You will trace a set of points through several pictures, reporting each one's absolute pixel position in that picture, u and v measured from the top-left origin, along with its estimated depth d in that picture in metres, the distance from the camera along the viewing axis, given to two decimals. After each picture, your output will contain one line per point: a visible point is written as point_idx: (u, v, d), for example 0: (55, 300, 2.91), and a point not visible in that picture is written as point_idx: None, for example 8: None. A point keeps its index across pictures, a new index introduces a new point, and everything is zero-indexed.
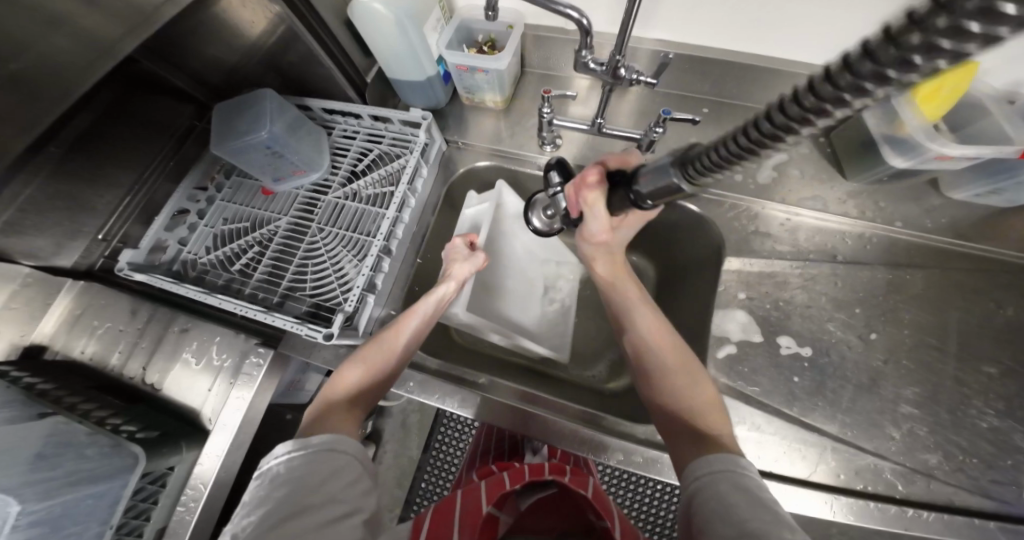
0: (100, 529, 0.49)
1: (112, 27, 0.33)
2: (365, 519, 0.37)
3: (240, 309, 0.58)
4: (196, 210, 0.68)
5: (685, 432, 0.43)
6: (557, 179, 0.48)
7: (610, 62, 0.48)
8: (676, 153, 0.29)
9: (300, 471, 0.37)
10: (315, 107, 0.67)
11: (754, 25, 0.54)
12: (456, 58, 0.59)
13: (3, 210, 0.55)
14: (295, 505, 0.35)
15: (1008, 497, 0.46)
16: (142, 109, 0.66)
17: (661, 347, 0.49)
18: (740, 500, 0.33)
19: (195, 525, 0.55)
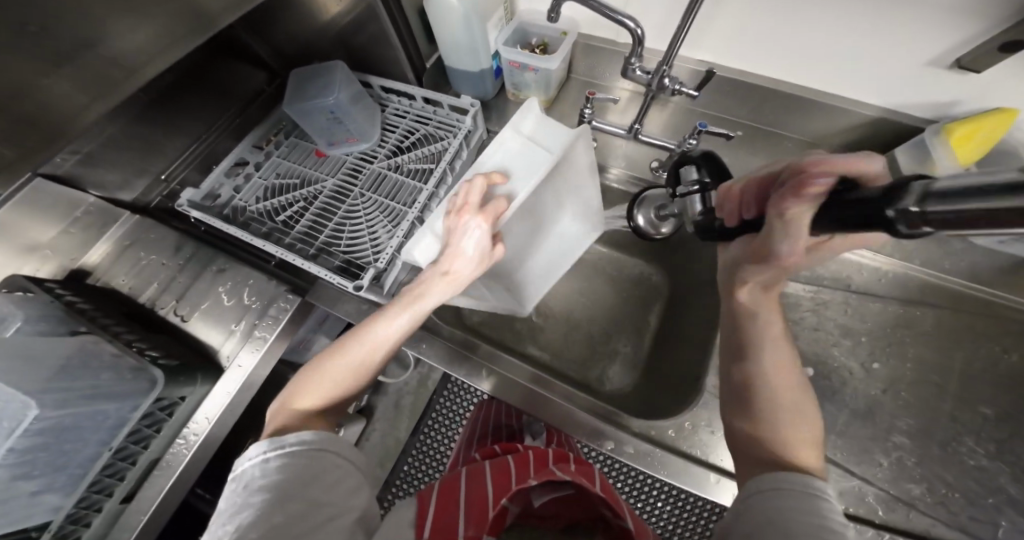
0: (98, 450, 0.51)
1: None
2: (354, 519, 0.41)
3: (280, 254, 0.63)
4: (253, 162, 0.74)
5: (758, 453, 0.42)
6: (698, 175, 0.50)
7: (657, 72, 0.51)
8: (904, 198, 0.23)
9: (277, 476, 0.40)
10: (375, 84, 0.72)
11: (795, 58, 0.57)
12: (511, 54, 0.64)
13: (91, 140, 0.62)
14: (283, 508, 0.38)
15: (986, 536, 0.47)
16: (221, 74, 0.74)
17: (778, 381, 0.45)
18: (802, 517, 0.35)
19: (190, 460, 0.57)
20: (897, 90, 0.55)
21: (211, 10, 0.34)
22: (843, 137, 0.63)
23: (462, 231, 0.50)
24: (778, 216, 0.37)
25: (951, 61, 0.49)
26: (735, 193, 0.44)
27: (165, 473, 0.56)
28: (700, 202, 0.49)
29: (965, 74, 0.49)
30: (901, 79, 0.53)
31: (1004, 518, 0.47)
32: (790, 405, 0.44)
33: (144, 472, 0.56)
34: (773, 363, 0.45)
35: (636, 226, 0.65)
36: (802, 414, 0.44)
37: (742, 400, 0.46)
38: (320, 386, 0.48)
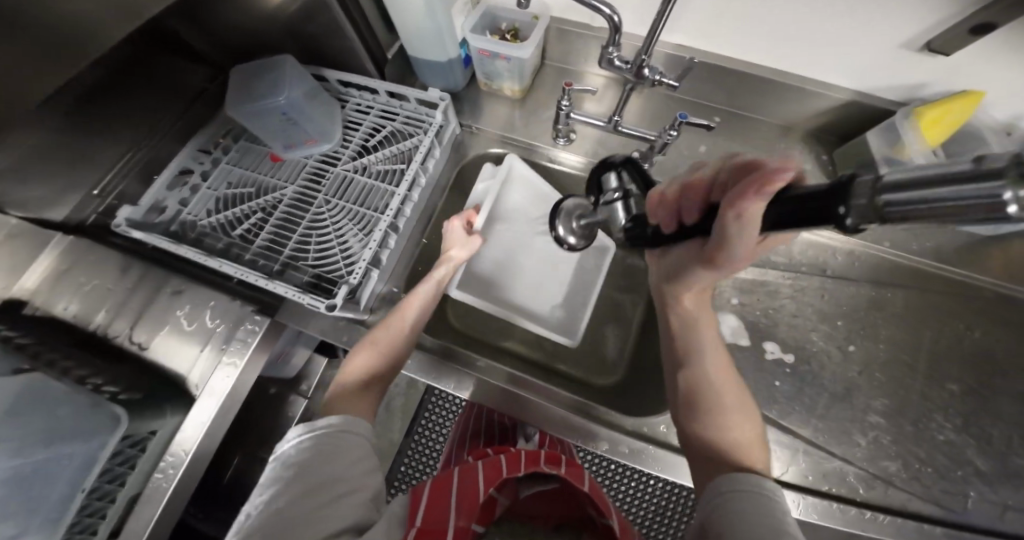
0: (69, 493, 0.45)
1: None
2: (372, 495, 0.40)
3: (240, 273, 0.58)
4: (200, 171, 0.67)
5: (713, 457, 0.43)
6: (615, 183, 0.48)
7: (635, 62, 0.48)
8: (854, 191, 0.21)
9: (309, 453, 0.40)
10: (331, 78, 0.66)
11: (773, 42, 0.55)
12: (480, 43, 0.60)
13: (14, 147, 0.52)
14: (305, 489, 0.37)
15: (955, 506, 0.52)
16: (161, 71, 0.65)
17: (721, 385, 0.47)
18: (754, 512, 0.36)
19: (172, 492, 0.52)
20: (871, 72, 0.54)
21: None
22: (818, 120, 0.63)
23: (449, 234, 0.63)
24: (719, 225, 0.31)
25: (921, 44, 0.48)
26: (668, 197, 0.39)
27: (149, 508, 0.51)
28: (623, 211, 0.47)
29: (935, 56, 0.49)
30: (875, 63, 0.53)
31: (972, 489, 0.52)
32: (737, 412, 0.46)
33: (126, 508, 0.51)
34: (716, 370, 0.48)
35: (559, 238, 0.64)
36: (744, 417, 0.46)
37: (691, 406, 0.47)
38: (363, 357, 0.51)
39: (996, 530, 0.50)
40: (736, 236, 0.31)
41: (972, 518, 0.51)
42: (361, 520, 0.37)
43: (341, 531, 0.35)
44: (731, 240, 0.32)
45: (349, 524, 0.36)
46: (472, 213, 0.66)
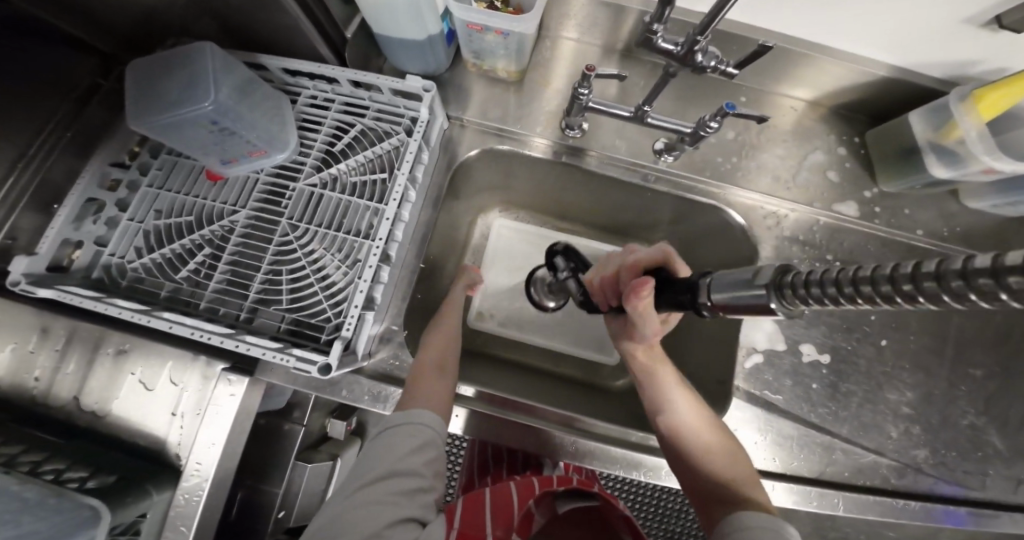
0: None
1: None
2: (434, 496, 0.44)
3: (197, 333, 0.47)
4: (114, 198, 0.52)
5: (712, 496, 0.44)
6: (563, 266, 0.56)
7: (687, 43, 0.37)
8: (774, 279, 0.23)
9: (389, 441, 0.45)
10: (272, 66, 0.51)
11: (816, 15, 0.47)
12: (468, 15, 0.47)
13: None
14: (381, 473, 0.42)
15: (973, 484, 0.55)
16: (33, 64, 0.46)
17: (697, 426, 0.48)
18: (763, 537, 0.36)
19: None
20: (921, 47, 0.47)
21: None
22: (850, 96, 0.56)
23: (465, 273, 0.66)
24: (634, 312, 0.40)
25: (988, 19, 0.41)
26: (596, 287, 0.48)
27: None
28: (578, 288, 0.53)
29: (1000, 33, 0.42)
30: (930, 42, 0.46)
31: (990, 467, 0.56)
32: (719, 443, 0.47)
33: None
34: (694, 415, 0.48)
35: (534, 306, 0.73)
36: (721, 437, 0.48)
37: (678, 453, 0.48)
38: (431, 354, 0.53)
39: (1006, 500, 0.55)
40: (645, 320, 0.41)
41: (986, 494, 0.55)
42: (417, 515, 0.41)
43: (401, 520, 0.40)
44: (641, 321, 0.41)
45: (411, 514, 0.41)
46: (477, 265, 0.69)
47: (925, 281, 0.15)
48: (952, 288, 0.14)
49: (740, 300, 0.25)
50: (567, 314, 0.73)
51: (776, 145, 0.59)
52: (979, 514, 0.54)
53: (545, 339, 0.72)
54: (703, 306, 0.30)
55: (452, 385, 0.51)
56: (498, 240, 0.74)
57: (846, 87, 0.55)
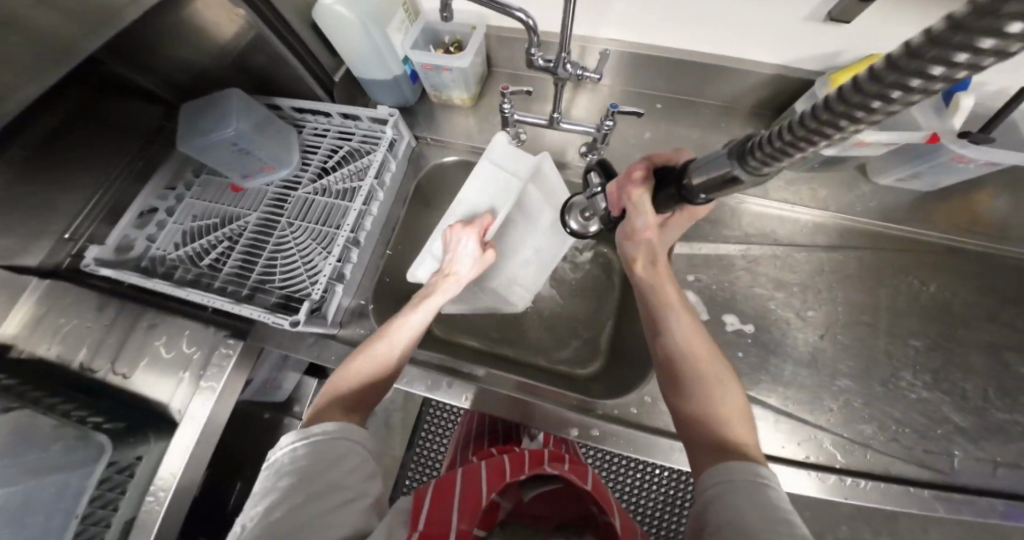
0: (64, 520, 0.50)
1: (71, 28, 0.34)
2: (371, 502, 0.41)
3: (207, 300, 0.59)
4: (165, 208, 0.69)
5: (706, 442, 0.42)
6: (598, 179, 0.52)
7: (557, 59, 0.51)
8: (735, 144, 0.28)
9: (305, 460, 0.41)
10: (284, 106, 0.69)
11: (689, 29, 0.58)
12: (421, 58, 0.62)
13: None
14: (304, 495, 0.39)
15: (940, 466, 0.50)
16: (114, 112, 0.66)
17: (698, 360, 0.47)
18: (749, 504, 0.34)
19: (166, 513, 0.55)
20: (784, 46, 0.56)
21: (114, 9, 0.36)
22: (752, 97, 0.65)
23: (455, 242, 0.62)
24: (630, 203, 0.47)
25: (824, 14, 0.50)
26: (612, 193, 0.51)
27: (143, 532, 0.54)
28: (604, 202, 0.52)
29: (839, 27, 0.51)
30: (785, 42, 0.55)
31: (956, 447, 0.51)
32: (720, 386, 0.46)
33: (122, 532, 0.54)
34: (697, 354, 0.47)
35: (571, 231, 0.65)
36: (727, 392, 0.45)
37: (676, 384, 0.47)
38: (352, 377, 0.51)
39: (988, 486, 0.49)
40: (642, 213, 0.47)
41: (959, 478, 0.50)
42: (358, 529, 0.39)
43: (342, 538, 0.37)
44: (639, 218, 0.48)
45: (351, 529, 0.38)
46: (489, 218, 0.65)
47: (867, 90, 0.17)
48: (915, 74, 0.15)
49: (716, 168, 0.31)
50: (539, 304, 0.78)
51: (691, 143, 0.67)
52: (959, 501, 0.48)
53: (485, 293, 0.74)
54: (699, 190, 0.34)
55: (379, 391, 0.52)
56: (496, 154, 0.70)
57: (740, 90, 0.64)
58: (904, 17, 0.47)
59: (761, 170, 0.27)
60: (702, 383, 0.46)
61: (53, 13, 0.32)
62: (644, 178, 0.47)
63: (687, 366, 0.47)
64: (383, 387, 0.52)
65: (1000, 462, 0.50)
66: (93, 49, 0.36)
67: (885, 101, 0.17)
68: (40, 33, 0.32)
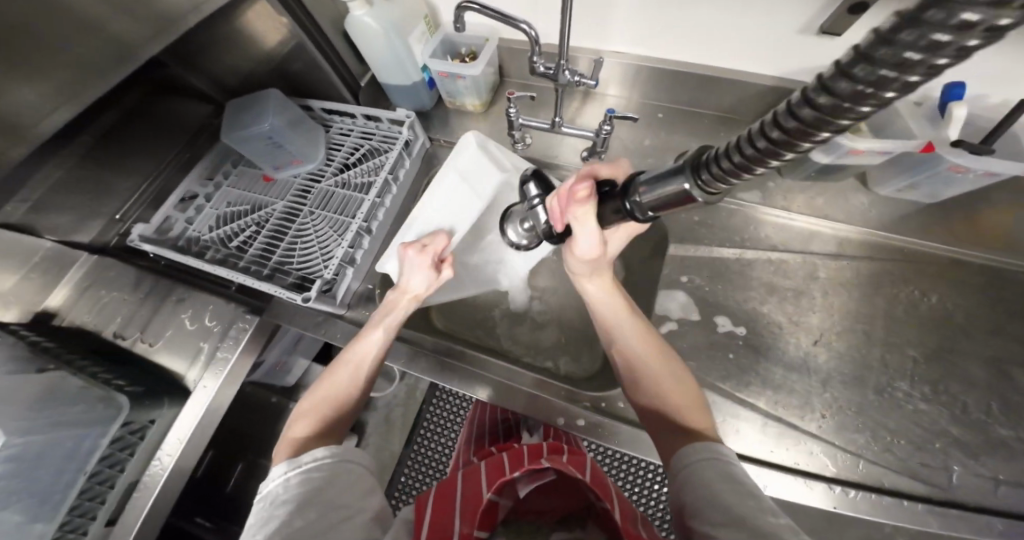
0: (74, 476, 0.51)
1: (141, 29, 0.41)
2: (370, 517, 0.44)
3: (231, 275, 0.65)
4: (204, 194, 0.76)
5: (670, 430, 0.45)
6: (536, 192, 0.52)
7: (556, 66, 0.55)
8: (690, 159, 0.29)
9: (298, 487, 0.43)
10: (315, 107, 0.76)
11: (687, 42, 0.62)
12: (438, 66, 0.67)
13: (53, 170, 0.62)
14: (301, 517, 0.40)
15: (936, 479, 0.49)
16: (166, 109, 0.75)
17: (650, 361, 0.49)
18: (724, 486, 0.36)
19: (168, 477, 0.57)
20: (779, 58, 0.59)
21: (174, 13, 0.43)
22: (752, 109, 0.67)
23: (407, 265, 0.60)
24: (574, 221, 0.45)
25: (818, 27, 0.52)
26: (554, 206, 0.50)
27: (144, 496, 0.56)
28: (545, 216, 0.51)
29: (831, 39, 0.53)
30: (779, 55, 0.58)
31: (953, 461, 0.50)
32: (668, 375, 0.48)
33: (124, 495, 0.55)
34: (647, 349, 0.50)
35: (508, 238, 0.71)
36: (676, 378, 0.48)
37: (635, 385, 0.50)
38: (318, 412, 0.52)
39: (989, 504, 0.47)
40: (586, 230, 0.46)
41: (956, 492, 0.48)
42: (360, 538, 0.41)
43: None
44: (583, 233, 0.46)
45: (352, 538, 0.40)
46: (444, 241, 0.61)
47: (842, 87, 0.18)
48: (891, 62, 0.16)
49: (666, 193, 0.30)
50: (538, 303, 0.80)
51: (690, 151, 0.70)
52: (953, 516, 0.46)
53: (467, 286, 0.78)
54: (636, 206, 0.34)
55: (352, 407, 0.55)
56: (461, 156, 0.69)
57: (739, 101, 0.66)
58: (890, 30, 0.50)
59: (712, 189, 0.28)
60: (654, 374, 0.48)
61: (126, 13, 0.39)
62: (589, 195, 0.43)
63: (646, 378, 0.49)
64: (352, 414, 0.55)
65: (1002, 479, 0.49)
66: (156, 48, 0.43)
67: (860, 100, 0.18)
68: (115, 31, 0.39)
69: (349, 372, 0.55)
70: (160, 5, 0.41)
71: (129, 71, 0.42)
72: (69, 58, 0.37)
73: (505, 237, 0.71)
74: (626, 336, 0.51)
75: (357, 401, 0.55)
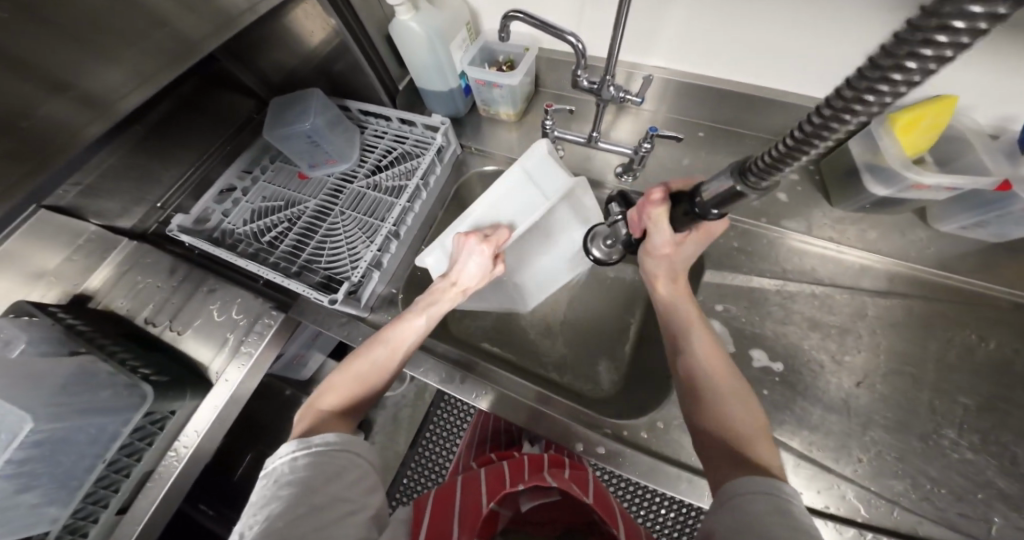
0: (92, 463, 0.51)
1: (201, 26, 0.41)
2: (371, 514, 0.43)
3: (262, 272, 0.65)
4: (241, 188, 0.77)
5: (724, 451, 0.42)
6: (618, 209, 0.57)
7: (601, 81, 0.53)
8: (738, 163, 0.32)
9: (304, 471, 0.41)
10: (353, 108, 0.77)
11: (739, 58, 0.59)
12: (475, 73, 0.67)
13: (104, 159, 0.65)
14: (304, 505, 0.39)
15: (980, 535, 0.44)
16: (212, 104, 0.76)
17: (714, 372, 0.48)
18: (776, 519, 0.33)
19: (183, 468, 0.58)
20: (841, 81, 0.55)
21: (231, 12, 0.44)
22: None
23: (466, 253, 0.59)
24: (649, 223, 0.50)
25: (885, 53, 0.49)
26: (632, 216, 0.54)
27: (157, 485, 0.57)
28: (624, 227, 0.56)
29: None
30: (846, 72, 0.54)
31: (995, 514, 0.45)
32: (733, 393, 0.46)
33: (138, 482, 0.56)
34: (705, 351, 0.49)
35: (594, 259, 0.67)
36: (744, 408, 0.45)
37: (694, 395, 0.48)
38: (347, 387, 0.52)
39: None
40: (658, 232, 0.50)
41: None
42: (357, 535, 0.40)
43: None
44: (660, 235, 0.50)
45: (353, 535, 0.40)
46: (501, 235, 0.60)
47: (875, 74, 0.19)
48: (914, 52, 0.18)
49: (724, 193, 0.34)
50: (561, 318, 0.79)
51: None
52: None
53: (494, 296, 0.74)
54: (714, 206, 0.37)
55: (375, 394, 0.53)
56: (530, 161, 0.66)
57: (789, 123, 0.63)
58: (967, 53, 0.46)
59: (759, 184, 0.30)
60: (718, 385, 0.47)
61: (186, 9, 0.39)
62: (662, 198, 0.48)
63: (712, 394, 0.47)
64: (377, 395, 0.54)
65: None
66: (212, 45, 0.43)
67: (888, 86, 0.19)
68: (180, 26, 0.40)
69: (386, 351, 0.54)
70: (220, 6, 0.42)
71: (183, 69, 0.42)
72: (141, 50, 0.38)
73: (590, 257, 0.68)
74: (689, 336, 0.52)
75: (384, 383, 0.54)
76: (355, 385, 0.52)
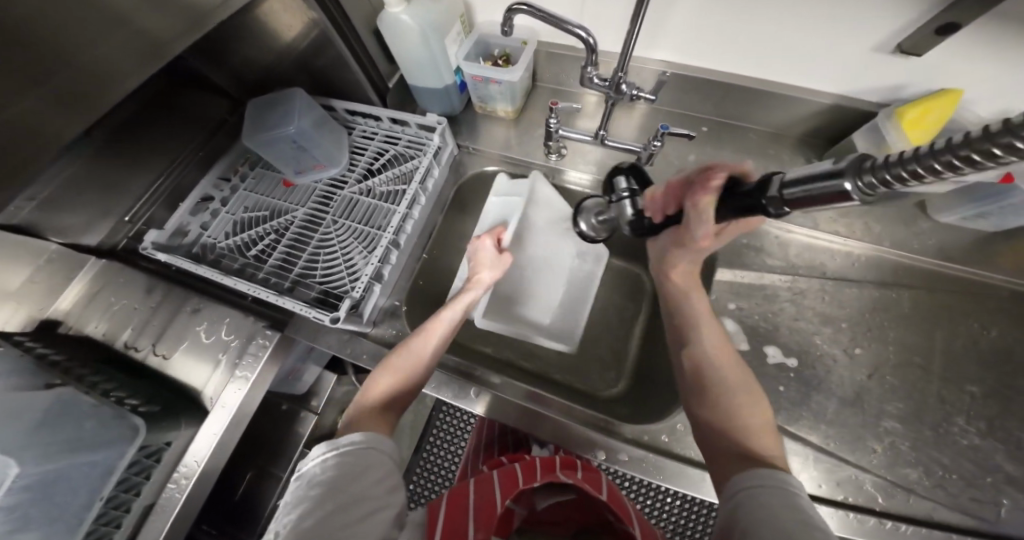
0: (89, 499, 0.46)
1: (170, 21, 0.36)
2: (395, 515, 0.38)
3: (253, 290, 0.60)
4: (220, 198, 0.71)
5: (729, 445, 0.42)
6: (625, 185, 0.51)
7: (613, 78, 0.51)
8: (849, 161, 0.26)
9: (334, 471, 0.39)
10: (338, 107, 0.72)
11: (748, 51, 0.57)
12: (472, 69, 0.63)
13: (63, 169, 0.58)
14: (334, 504, 0.36)
15: (988, 516, 0.47)
16: (180, 105, 0.70)
17: (718, 358, 0.48)
18: (788, 513, 0.33)
19: (184, 503, 0.53)
20: (848, 75, 0.55)
21: (205, 6, 0.39)
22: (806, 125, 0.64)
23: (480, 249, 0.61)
24: (691, 209, 0.41)
25: (894, 46, 0.49)
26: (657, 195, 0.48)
27: (161, 519, 0.52)
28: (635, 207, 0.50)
29: (907, 58, 0.50)
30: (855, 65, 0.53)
31: (1003, 496, 0.47)
32: (739, 387, 0.46)
33: (140, 517, 0.52)
34: (715, 347, 0.48)
35: (580, 232, 0.65)
36: (751, 401, 0.45)
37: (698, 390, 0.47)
38: (385, 382, 0.50)
39: None
40: (699, 226, 0.42)
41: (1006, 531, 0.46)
42: None
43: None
44: (695, 225, 0.42)
45: None
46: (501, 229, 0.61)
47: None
48: None
49: (818, 192, 0.27)
50: None
51: None
52: None
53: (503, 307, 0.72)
54: (770, 203, 0.31)
55: (414, 392, 0.51)
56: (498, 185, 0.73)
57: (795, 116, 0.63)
58: (975, 47, 0.46)
59: (874, 193, 0.26)
60: (725, 383, 0.46)
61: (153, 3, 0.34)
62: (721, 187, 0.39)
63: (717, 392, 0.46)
64: (417, 390, 0.52)
65: None
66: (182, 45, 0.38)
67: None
68: (147, 23, 0.35)
69: (421, 341, 0.53)
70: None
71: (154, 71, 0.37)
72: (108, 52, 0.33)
73: (578, 230, 0.65)
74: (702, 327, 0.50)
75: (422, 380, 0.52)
76: (395, 377, 0.50)
